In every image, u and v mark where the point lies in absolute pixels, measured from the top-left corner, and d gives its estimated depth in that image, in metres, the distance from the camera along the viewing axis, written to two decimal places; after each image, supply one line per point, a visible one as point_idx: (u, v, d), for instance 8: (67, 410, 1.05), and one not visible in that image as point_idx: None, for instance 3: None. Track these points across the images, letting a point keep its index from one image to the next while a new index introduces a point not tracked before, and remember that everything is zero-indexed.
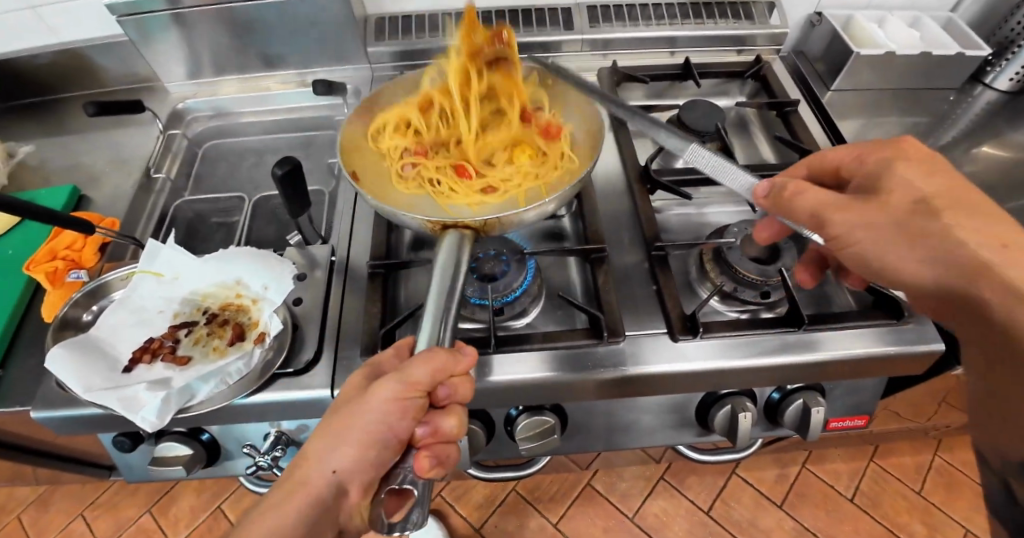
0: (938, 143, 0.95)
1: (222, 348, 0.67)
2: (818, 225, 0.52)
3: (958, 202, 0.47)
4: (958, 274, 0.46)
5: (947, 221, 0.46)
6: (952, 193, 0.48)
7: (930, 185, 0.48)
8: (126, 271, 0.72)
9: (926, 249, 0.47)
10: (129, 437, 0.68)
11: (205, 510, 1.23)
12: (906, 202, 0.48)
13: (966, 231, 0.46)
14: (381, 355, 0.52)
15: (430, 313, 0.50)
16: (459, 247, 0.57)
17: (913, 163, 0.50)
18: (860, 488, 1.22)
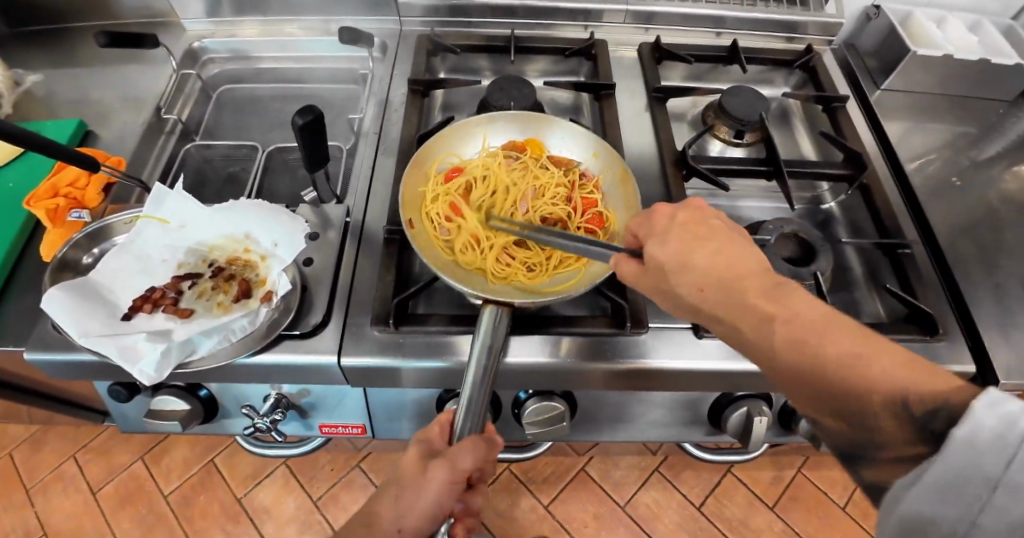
0: (982, 153, 0.91)
1: (227, 304, 0.64)
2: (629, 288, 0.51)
3: (687, 253, 0.47)
4: (717, 321, 0.46)
5: (672, 282, 0.47)
6: (686, 249, 0.47)
7: (662, 254, 0.47)
8: (131, 214, 0.68)
9: (674, 301, 0.48)
10: (125, 387, 0.66)
11: (197, 462, 1.22)
12: (652, 267, 0.48)
13: (678, 278, 0.47)
14: (431, 433, 0.55)
15: (466, 418, 0.52)
16: (494, 324, 0.55)
17: (653, 236, 0.49)
18: (853, 497, 1.18)
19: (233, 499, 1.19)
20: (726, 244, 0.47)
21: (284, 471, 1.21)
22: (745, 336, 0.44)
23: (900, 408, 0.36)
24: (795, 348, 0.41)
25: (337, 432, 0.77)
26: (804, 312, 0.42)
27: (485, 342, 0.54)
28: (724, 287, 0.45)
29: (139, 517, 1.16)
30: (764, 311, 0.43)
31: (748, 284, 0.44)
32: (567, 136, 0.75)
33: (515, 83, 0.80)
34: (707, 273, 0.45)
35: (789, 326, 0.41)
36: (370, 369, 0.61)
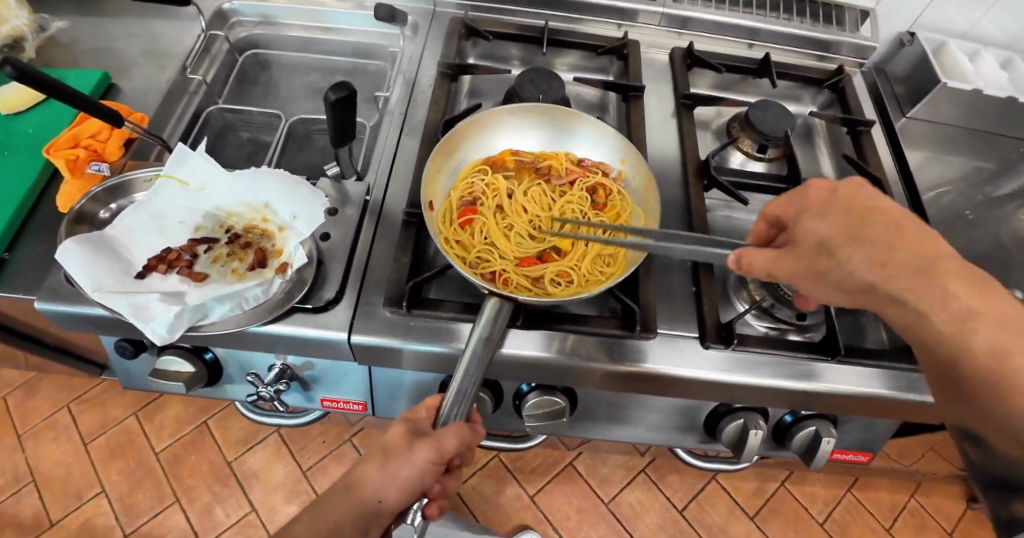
0: (999, 190, 0.91)
1: (242, 272, 0.64)
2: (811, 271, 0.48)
3: (860, 235, 0.45)
4: (898, 305, 0.43)
5: (836, 255, 0.46)
6: (848, 228, 0.46)
7: (819, 228, 0.47)
8: (151, 172, 0.68)
9: (830, 282, 0.47)
10: (132, 344, 0.66)
11: (190, 422, 1.23)
12: (809, 244, 0.48)
13: (845, 254, 0.45)
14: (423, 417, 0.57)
15: (449, 401, 0.53)
16: (494, 318, 0.55)
17: (811, 211, 0.49)
18: (832, 515, 1.20)
19: (223, 462, 1.20)
20: (905, 225, 0.44)
21: (275, 439, 1.22)
22: (937, 333, 0.41)
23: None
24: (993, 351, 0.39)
25: (338, 407, 0.78)
26: (1002, 311, 0.40)
27: (483, 334, 0.54)
28: (899, 271, 0.43)
29: (128, 471, 1.17)
30: (951, 296, 0.41)
31: (942, 266, 0.42)
32: (587, 141, 0.75)
33: (545, 76, 0.80)
34: (885, 249, 0.44)
35: (998, 328, 0.39)
36: (378, 349, 0.62)
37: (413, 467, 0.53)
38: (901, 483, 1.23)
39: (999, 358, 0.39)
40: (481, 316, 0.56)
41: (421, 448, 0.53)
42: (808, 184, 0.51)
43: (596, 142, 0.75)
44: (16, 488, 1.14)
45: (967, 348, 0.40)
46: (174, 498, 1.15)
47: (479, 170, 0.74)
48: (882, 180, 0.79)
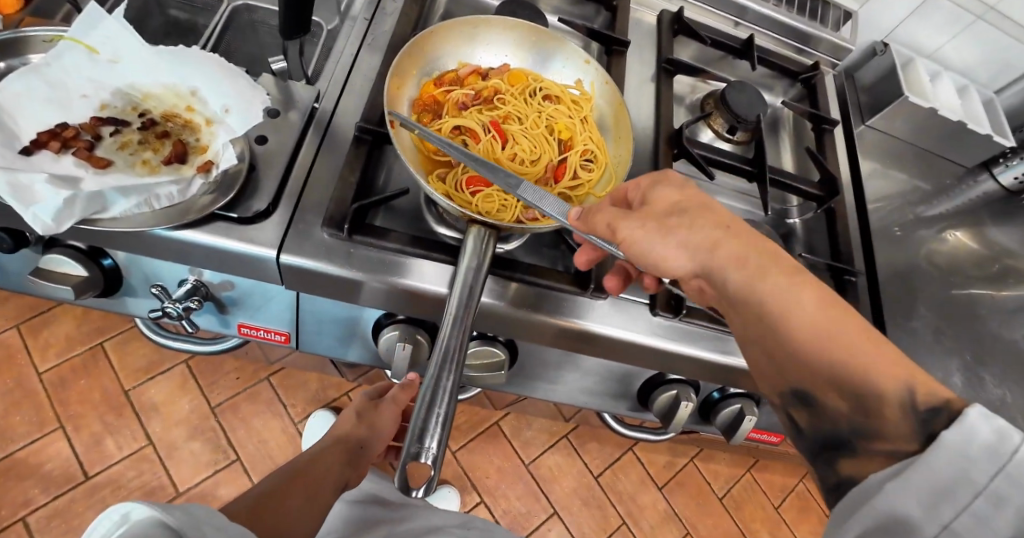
0: (927, 211, 0.95)
1: (155, 165, 0.55)
2: (660, 225, 0.46)
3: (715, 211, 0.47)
4: (725, 270, 0.44)
5: (681, 221, 0.46)
6: (695, 204, 0.47)
7: (670, 197, 0.48)
8: (54, 32, 0.57)
9: (674, 240, 0.46)
10: (9, 236, 0.57)
11: (83, 343, 1.11)
12: (660, 207, 0.47)
13: (689, 221, 0.45)
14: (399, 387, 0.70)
15: (446, 324, 0.46)
16: (480, 250, 0.50)
17: (668, 184, 0.49)
18: (731, 492, 1.26)
19: (119, 391, 1.08)
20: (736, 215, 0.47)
21: (182, 370, 1.12)
22: (757, 294, 0.42)
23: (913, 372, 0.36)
24: (798, 304, 0.40)
25: (257, 335, 0.70)
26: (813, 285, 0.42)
27: (471, 265, 0.49)
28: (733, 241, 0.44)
29: (3, 390, 1.05)
30: (778, 273, 0.42)
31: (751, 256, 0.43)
32: (544, 51, 0.65)
33: (529, 12, 0.74)
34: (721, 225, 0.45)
35: (803, 287, 0.41)
36: (312, 273, 0.55)
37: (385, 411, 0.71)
38: (797, 468, 1.31)
39: (764, 300, 0.42)
40: (464, 249, 0.51)
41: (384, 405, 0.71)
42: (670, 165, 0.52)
43: (549, 47, 0.65)
44: None
45: (748, 294, 0.43)
46: (57, 424, 1.04)
47: (436, 98, 0.60)
48: (838, 178, 0.79)
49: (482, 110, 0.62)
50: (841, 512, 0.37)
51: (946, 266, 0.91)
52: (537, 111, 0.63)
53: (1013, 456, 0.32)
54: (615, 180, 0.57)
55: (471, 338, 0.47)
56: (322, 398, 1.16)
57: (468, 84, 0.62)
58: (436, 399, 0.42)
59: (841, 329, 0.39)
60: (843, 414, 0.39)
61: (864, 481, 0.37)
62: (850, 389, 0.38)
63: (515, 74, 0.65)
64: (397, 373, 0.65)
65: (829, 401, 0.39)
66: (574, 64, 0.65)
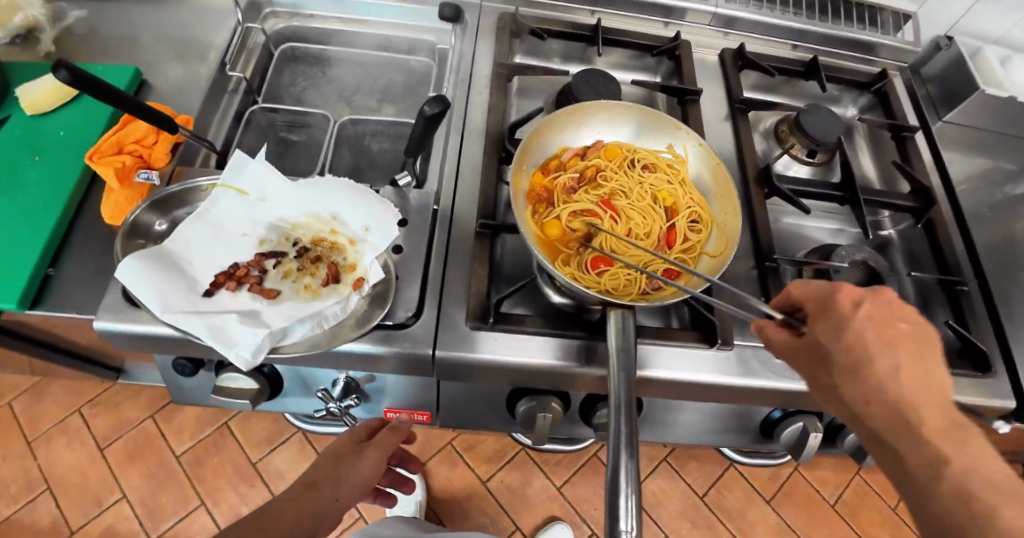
0: (1016, 190, 0.91)
1: (315, 288, 0.61)
2: (843, 361, 0.47)
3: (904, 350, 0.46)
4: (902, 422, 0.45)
5: (870, 363, 0.45)
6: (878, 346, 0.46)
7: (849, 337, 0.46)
8: (210, 180, 0.65)
9: (849, 378, 0.47)
10: (190, 361, 0.65)
11: (210, 424, 1.20)
12: (823, 348, 0.48)
13: (866, 375, 0.46)
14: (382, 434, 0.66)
15: (614, 395, 0.52)
16: (622, 328, 0.54)
17: (833, 319, 0.47)
18: (843, 496, 1.26)
19: (248, 462, 1.18)
20: (922, 364, 0.46)
21: (300, 438, 1.20)
22: (927, 454, 0.43)
23: None
24: (964, 477, 0.42)
25: (402, 418, 0.76)
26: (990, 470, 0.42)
27: (620, 341, 0.54)
28: (912, 399, 0.45)
29: (149, 475, 1.15)
30: (953, 449, 0.43)
31: (926, 414, 0.44)
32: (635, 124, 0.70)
33: (602, 77, 0.78)
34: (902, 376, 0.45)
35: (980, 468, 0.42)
36: (463, 365, 0.60)
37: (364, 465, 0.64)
38: None
39: (942, 463, 0.43)
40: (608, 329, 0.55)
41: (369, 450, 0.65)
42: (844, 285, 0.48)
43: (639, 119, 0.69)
44: (31, 496, 1.10)
45: (923, 450, 0.44)
46: (199, 501, 1.13)
47: (547, 186, 0.65)
48: (930, 188, 0.80)
49: (588, 191, 0.67)
50: None
51: None
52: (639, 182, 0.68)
53: None
54: (728, 243, 0.61)
55: (637, 419, 0.51)
56: (431, 449, 1.23)
57: (573, 168, 0.67)
58: (621, 483, 0.47)
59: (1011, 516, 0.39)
60: None
61: None
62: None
63: (612, 150, 0.69)
64: (537, 439, 0.69)
65: None
66: (664, 132, 0.69)
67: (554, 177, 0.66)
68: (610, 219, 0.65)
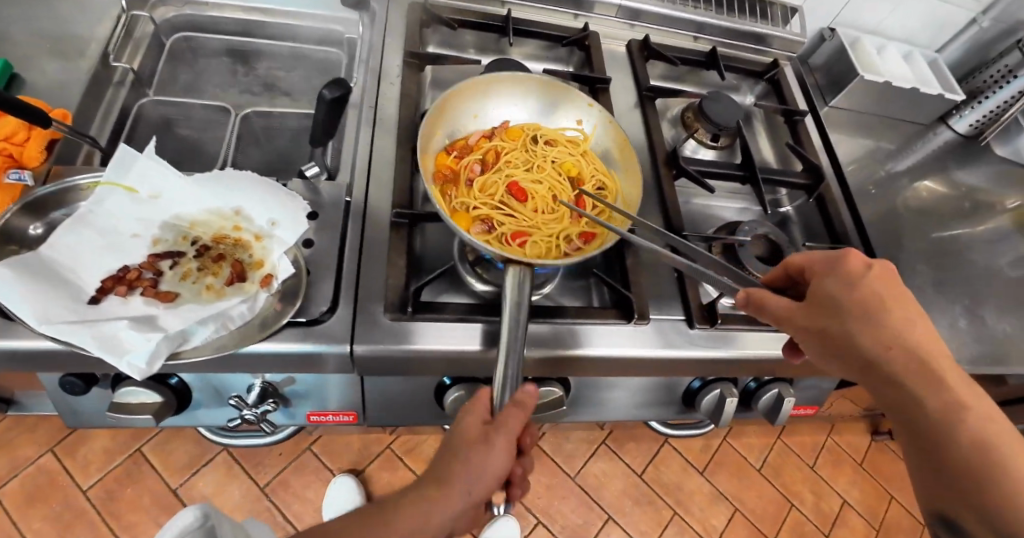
0: (897, 165, 1.02)
1: (218, 288, 0.57)
2: (863, 313, 0.48)
3: (902, 305, 0.49)
4: (895, 385, 0.48)
5: (875, 322, 0.48)
6: (872, 302, 0.48)
7: (850, 294, 0.49)
8: (91, 177, 0.60)
9: (856, 347, 0.49)
10: (81, 378, 0.59)
11: (121, 452, 1.11)
12: (829, 304, 0.50)
13: (863, 330, 0.48)
14: (510, 414, 0.53)
15: (504, 363, 0.55)
16: (520, 285, 0.55)
17: (838, 275, 0.50)
18: (767, 460, 1.34)
19: (167, 490, 1.08)
20: (919, 320, 0.49)
21: (226, 458, 1.13)
22: (927, 412, 0.47)
23: None
24: (971, 436, 0.45)
25: (326, 420, 0.73)
26: (992, 414, 0.46)
27: (513, 299, 0.55)
28: (914, 357, 0.48)
29: (53, 516, 1.04)
30: (960, 400, 0.46)
31: (941, 365, 0.47)
32: (525, 101, 0.71)
33: (515, 67, 0.78)
34: (894, 334, 0.48)
35: (981, 420, 0.46)
36: (383, 358, 0.59)
37: (494, 453, 0.52)
38: (819, 425, 1.39)
39: (953, 426, 0.46)
40: (506, 286, 0.56)
41: (495, 434, 0.53)
42: (846, 251, 0.51)
43: (533, 94, 0.70)
44: None
45: (938, 418, 0.47)
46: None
47: (450, 171, 0.66)
48: (820, 166, 0.86)
49: (494, 172, 0.68)
50: None
51: (926, 211, 0.98)
52: (541, 158, 0.69)
53: None
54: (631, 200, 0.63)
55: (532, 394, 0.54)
56: (369, 455, 1.20)
57: (474, 151, 0.68)
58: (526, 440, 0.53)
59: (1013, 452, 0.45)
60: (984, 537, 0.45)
61: None
62: (1001, 520, 0.43)
63: (511, 129, 0.70)
64: None
65: (972, 525, 0.45)
66: (565, 105, 0.71)
67: (458, 162, 0.66)
68: (519, 197, 0.67)
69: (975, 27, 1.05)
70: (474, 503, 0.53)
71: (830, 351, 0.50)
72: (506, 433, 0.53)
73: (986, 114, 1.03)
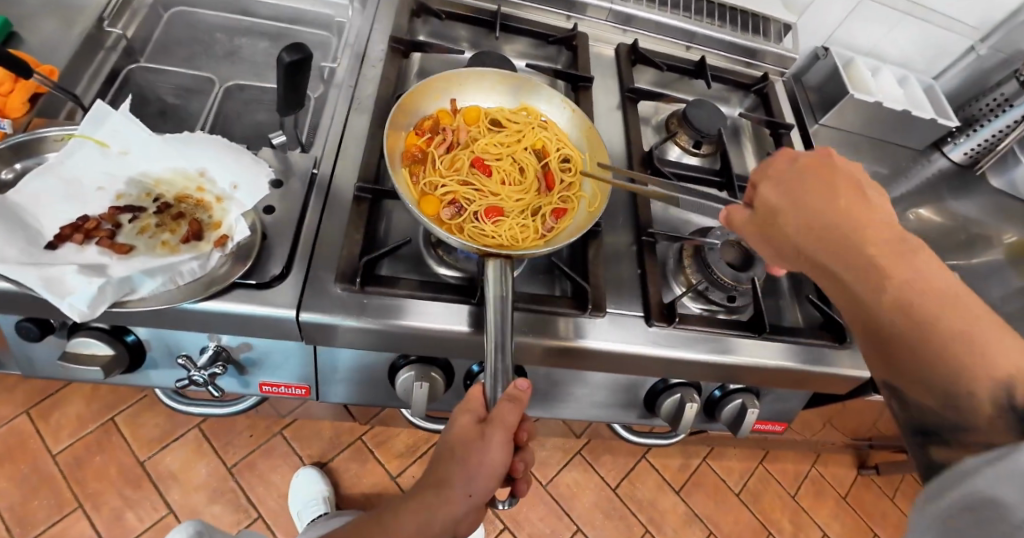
0: (894, 192, 1.05)
1: (173, 244, 0.58)
2: (789, 208, 0.47)
3: (823, 182, 0.46)
4: (825, 269, 0.44)
5: (798, 212, 0.46)
6: (795, 193, 0.47)
7: (773, 196, 0.48)
8: (63, 130, 0.61)
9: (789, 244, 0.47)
10: (36, 324, 0.60)
11: (94, 421, 1.12)
12: (764, 211, 0.49)
13: (789, 221, 0.47)
14: (504, 411, 0.50)
15: (494, 353, 0.52)
16: (500, 279, 0.55)
17: (770, 179, 0.49)
18: (747, 485, 1.30)
19: (134, 462, 1.09)
20: (847, 190, 0.45)
21: (196, 435, 1.13)
22: (855, 290, 0.42)
23: (1003, 395, 0.35)
24: (894, 300, 0.39)
25: (278, 392, 0.73)
26: (931, 276, 0.39)
27: (498, 294, 0.54)
28: (838, 229, 0.43)
29: (19, 477, 1.05)
30: (879, 267, 0.40)
31: (874, 234, 0.42)
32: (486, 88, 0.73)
33: (497, 59, 0.79)
34: (818, 213, 0.45)
35: (906, 282, 0.39)
36: (329, 327, 0.59)
37: (493, 452, 0.50)
38: (804, 454, 1.35)
39: (882, 294, 0.40)
40: (486, 280, 0.55)
41: (491, 432, 0.50)
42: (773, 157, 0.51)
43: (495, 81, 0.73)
44: None
45: (870, 287, 0.41)
46: (76, 504, 1.04)
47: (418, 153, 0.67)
48: None
49: (460, 154, 0.70)
50: (934, 489, 0.36)
51: None
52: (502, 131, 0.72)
53: None
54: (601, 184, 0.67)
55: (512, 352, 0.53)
56: (339, 445, 1.19)
57: (438, 135, 0.69)
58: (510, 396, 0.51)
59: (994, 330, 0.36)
60: (931, 412, 0.38)
61: (959, 467, 0.35)
62: (944, 387, 0.37)
63: (473, 113, 0.72)
64: (416, 410, 0.67)
65: (917, 399, 0.39)
66: (525, 91, 0.74)
67: (424, 146, 0.68)
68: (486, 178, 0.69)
69: (974, 55, 1.04)
70: (478, 503, 0.53)
71: (780, 252, 0.49)
72: (504, 429, 0.50)
73: (981, 143, 1.01)
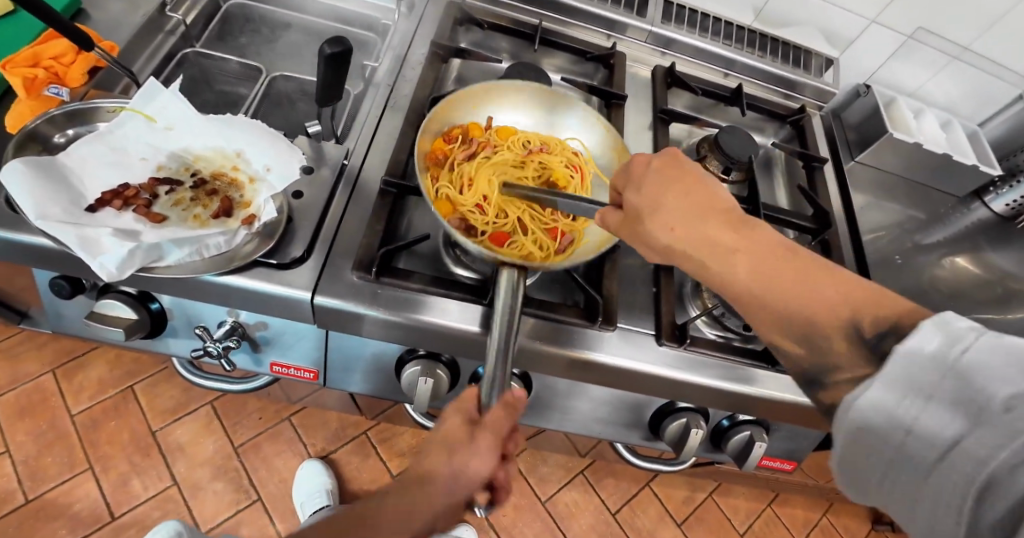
0: (926, 238, 0.97)
1: (204, 219, 0.61)
2: (651, 207, 0.49)
3: (674, 187, 0.48)
4: (688, 259, 0.47)
5: (658, 217, 0.48)
6: (655, 193, 0.49)
7: (637, 199, 0.50)
8: (116, 102, 0.65)
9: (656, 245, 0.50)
10: (68, 282, 0.62)
11: (114, 387, 1.16)
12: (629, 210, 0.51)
13: (651, 221, 0.49)
14: (493, 416, 0.51)
15: (491, 359, 0.53)
16: (513, 291, 0.55)
17: (632, 183, 0.51)
18: (752, 527, 1.26)
19: (146, 431, 1.12)
20: (696, 186, 0.48)
21: (208, 411, 1.16)
22: (710, 269, 0.46)
23: (851, 329, 0.39)
24: (747, 273, 0.43)
25: (288, 373, 0.75)
26: (766, 245, 0.44)
27: (507, 302, 0.54)
28: (694, 221, 0.47)
29: (38, 432, 1.09)
30: (726, 245, 0.45)
31: (716, 223, 0.46)
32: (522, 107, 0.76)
33: (533, 70, 0.81)
34: (679, 213, 0.47)
35: (750, 258, 0.44)
36: (340, 312, 0.60)
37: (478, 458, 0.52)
38: (815, 502, 1.30)
39: (741, 273, 0.44)
40: (500, 286, 0.55)
41: (481, 437, 0.51)
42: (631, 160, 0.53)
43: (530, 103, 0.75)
44: None
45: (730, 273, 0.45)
46: (87, 465, 1.07)
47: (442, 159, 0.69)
48: (830, 214, 0.83)
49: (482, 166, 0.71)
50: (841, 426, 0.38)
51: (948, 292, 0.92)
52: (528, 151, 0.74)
53: (960, 356, 0.32)
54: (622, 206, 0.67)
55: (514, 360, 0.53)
56: (344, 437, 1.20)
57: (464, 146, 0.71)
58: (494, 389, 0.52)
59: (824, 284, 0.41)
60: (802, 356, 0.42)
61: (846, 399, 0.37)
62: (794, 330, 0.42)
63: (503, 130, 0.74)
64: (418, 405, 0.67)
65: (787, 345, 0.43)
66: (560, 112, 0.75)
67: (449, 153, 0.70)
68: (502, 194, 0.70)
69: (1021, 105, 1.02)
70: (458, 500, 0.54)
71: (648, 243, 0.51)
72: (494, 436, 0.52)
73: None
